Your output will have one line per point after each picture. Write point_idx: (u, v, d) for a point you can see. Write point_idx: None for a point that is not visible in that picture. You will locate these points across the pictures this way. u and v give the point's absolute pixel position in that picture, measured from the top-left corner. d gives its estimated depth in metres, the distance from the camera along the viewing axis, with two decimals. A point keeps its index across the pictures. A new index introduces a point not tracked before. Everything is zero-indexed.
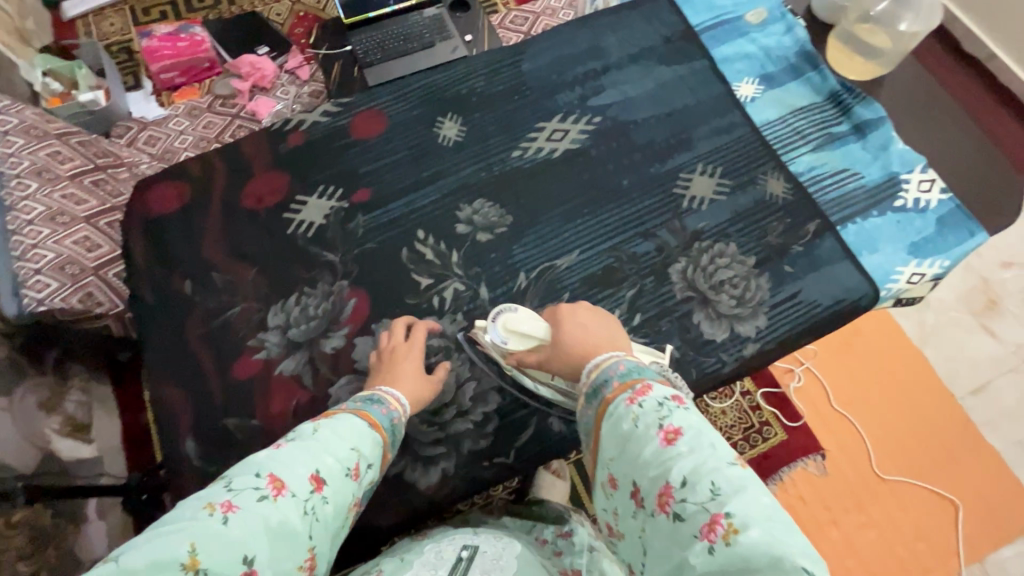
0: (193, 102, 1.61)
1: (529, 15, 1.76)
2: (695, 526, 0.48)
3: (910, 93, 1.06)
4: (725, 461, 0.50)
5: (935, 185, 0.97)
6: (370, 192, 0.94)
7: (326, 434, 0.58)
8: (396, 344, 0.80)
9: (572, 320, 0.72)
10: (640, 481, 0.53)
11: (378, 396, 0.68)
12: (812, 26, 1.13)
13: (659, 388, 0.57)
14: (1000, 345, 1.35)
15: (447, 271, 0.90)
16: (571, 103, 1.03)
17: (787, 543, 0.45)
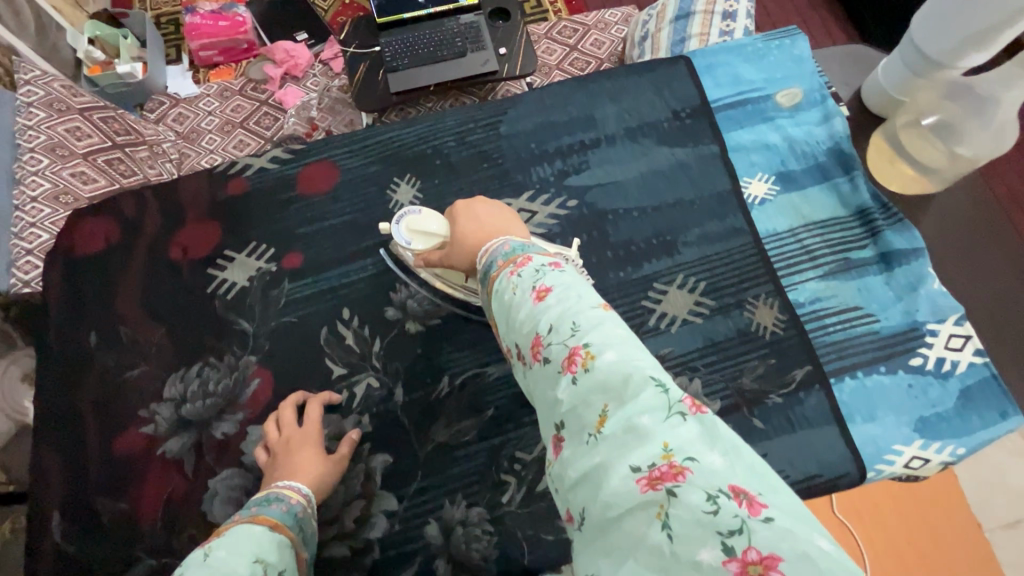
0: (227, 83, 1.54)
1: (579, 28, 1.59)
2: (559, 363, 0.45)
3: (954, 223, 0.87)
4: (587, 304, 0.47)
5: (967, 345, 0.79)
6: (302, 257, 0.86)
7: (220, 553, 0.49)
8: (290, 433, 0.73)
9: (466, 215, 0.68)
10: (519, 341, 0.50)
11: (274, 495, 0.63)
12: (855, 118, 0.95)
13: (538, 258, 0.54)
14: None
15: (364, 362, 0.80)
16: (547, 179, 0.91)
17: (641, 362, 0.42)
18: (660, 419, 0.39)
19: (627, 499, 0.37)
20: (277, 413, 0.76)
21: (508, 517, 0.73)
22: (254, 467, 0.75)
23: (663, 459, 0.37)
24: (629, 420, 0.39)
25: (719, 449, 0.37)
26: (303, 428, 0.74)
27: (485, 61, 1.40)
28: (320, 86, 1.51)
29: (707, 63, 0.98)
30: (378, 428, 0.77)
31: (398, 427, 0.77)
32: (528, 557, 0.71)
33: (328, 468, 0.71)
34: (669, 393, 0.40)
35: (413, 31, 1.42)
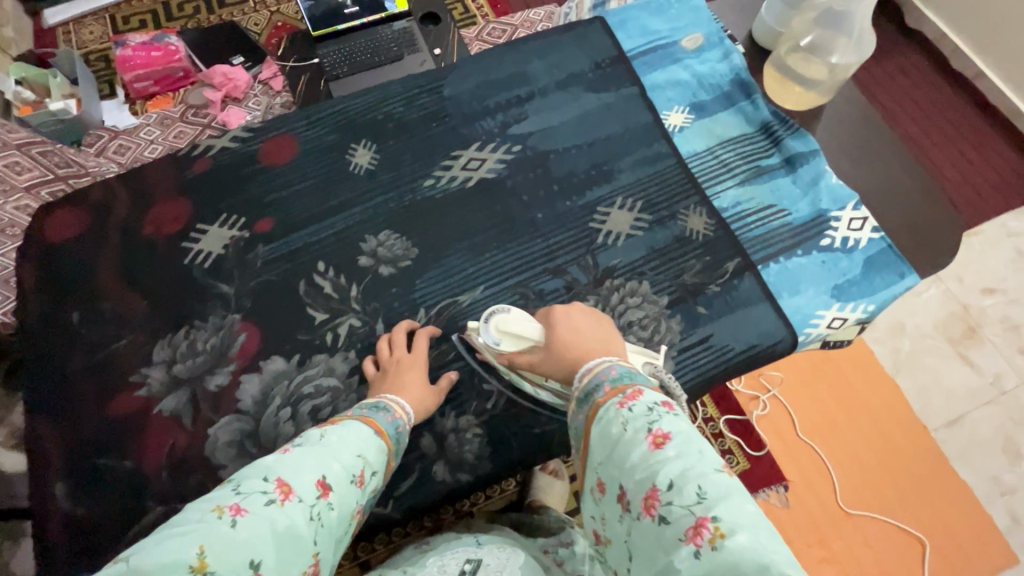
0: (165, 112, 1.61)
1: (507, 29, 1.73)
2: (682, 530, 0.47)
3: (842, 130, 1.02)
4: (712, 467, 0.50)
5: (866, 224, 0.93)
6: (273, 221, 0.92)
7: (334, 438, 0.57)
8: (400, 356, 0.79)
9: (566, 323, 0.72)
10: (627, 484, 0.53)
11: (384, 404, 0.68)
12: (751, 53, 1.10)
13: (651, 395, 0.57)
14: (976, 375, 1.36)
15: (344, 306, 0.86)
16: (492, 131, 1.00)
17: (774, 552, 0.44)
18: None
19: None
20: (390, 334, 0.83)
21: (495, 420, 0.80)
22: (251, 411, 0.79)
23: None
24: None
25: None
26: (411, 354, 0.80)
27: (421, 62, 1.52)
28: (261, 105, 1.61)
29: (620, 20, 1.11)
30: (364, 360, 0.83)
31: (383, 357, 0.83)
32: (518, 449, 0.79)
33: (428, 398, 0.76)
34: None
35: (348, 41, 1.51)
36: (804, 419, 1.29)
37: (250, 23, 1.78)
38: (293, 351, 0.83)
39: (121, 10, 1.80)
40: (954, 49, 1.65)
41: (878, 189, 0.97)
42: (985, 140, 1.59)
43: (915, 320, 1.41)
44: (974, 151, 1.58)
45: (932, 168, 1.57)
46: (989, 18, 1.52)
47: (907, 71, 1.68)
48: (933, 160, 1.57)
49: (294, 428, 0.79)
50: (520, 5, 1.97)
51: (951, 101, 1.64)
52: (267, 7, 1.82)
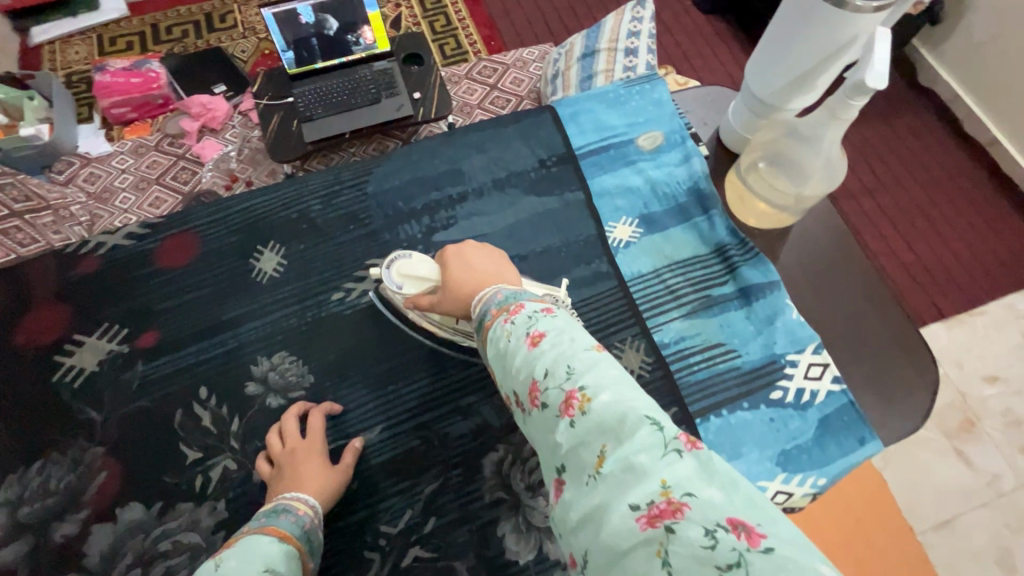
0: (141, 139, 1.48)
1: (499, 67, 1.63)
2: (556, 407, 0.44)
3: (809, 255, 0.90)
4: (581, 347, 0.47)
5: (825, 372, 0.81)
6: (156, 335, 0.83)
7: (232, 562, 0.49)
8: (295, 445, 0.73)
9: (458, 261, 0.67)
10: (516, 388, 0.49)
11: (282, 506, 0.63)
12: (715, 156, 0.99)
13: (531, 305, 0.54)
14: (973, 474, 1.22)
15: (221, 444, 0.77)
16: (415, 237, 0.91)
17: (637, 403, 0.42)
18: (657, 457, 0.38)
19: (627, 540, 0.36)
20: (281, 422, 0.76)
21: None
22: (97, 571, 0.70)
23: (661, 496, 0.36)
24: (626, 459, 0.38)
25: (718, 484, 0.37)
26: (306, 439, 0.74)
27: (399, 107, 1.37)
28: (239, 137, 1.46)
29: (572, 111, 1.01)
30: (233, 512, 0.73)
31: (255, 507, 0.74)
32: None
33: (334, 479, 0.71)
34: (667, 431, 0.40)
35: (322, 81, 1.35)
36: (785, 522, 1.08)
37: (237, 50, 1.69)
38: (155, 497, 0.74)
39: (110, 30, 1.69)
40: (968, 112, 1.52)
41: (845, 326, 0.86)
42: (999, 214, 1.45)
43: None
44: (986, 225, 1.44)
45: (938, 243, 1.43)
46: (1009, 81, 1.40)
47: (917, 135, 1.54)
48: (940, 238, 1.44)
49: None
50: (513, 44, 1.87)
51: (965, 168, 1.50)
52: (257, 33, 1.73)
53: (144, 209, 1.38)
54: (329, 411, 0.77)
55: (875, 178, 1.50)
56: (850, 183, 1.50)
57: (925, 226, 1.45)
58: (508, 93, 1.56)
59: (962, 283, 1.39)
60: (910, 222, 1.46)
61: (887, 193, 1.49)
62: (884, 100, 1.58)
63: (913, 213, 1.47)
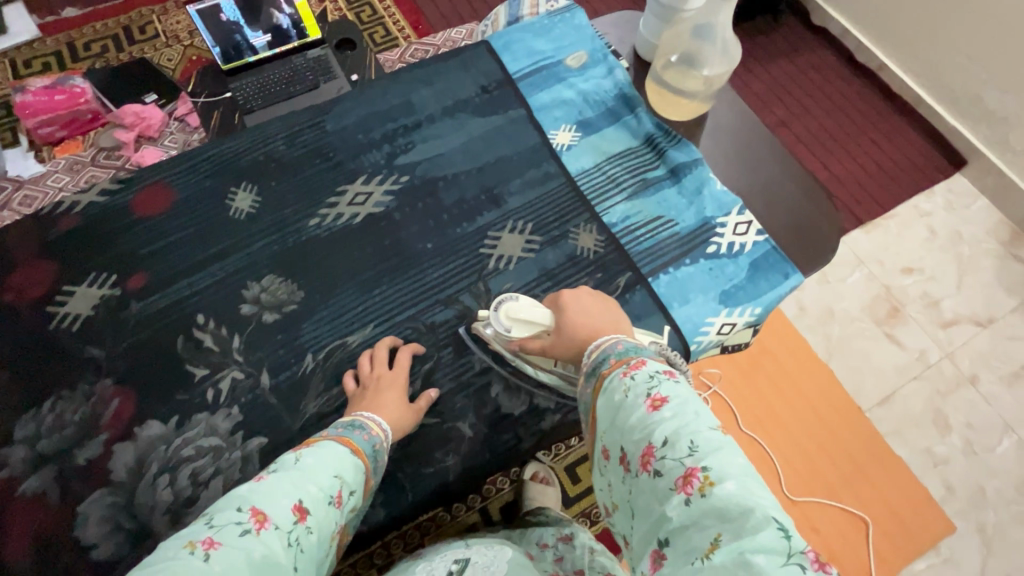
0: (75, 156, 1.44)
1: (429, 48, 1.71)
2: (673, 480, 0.51)
3: (725, 137, 1.04)
4: (706, 426, 0.53)
5: (750, 227, 0.95)
6: (147, 275, 0.88)
7: (308, 463, 0.59)
8: (381, 373, 0.79)
9: (576, 307, 0.72)
10: (626, 446, 0.56)
11: (360, 422, 0.69)
12: (635, 68, 1.12)
13: (653, 364, 0.60)
14: (904, 352, 1.41)
15: (226, 358, 0.83)
16: (378, 163, 0.99)
17: (760, 499, 0.48)
18: (777, 562, 0.44)
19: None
20: (372, 350, 0.83)
21: (389, 463, 0.78)
22: (125, 483, 0.75)
23: None
24: (742, 555, 0.45)
25: None
26: (392, 371, 0.80)
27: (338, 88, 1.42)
28: (178, 142, 1.44)
29: (504, 43, 1.12)
30: (248, 415, 0.79)
31: (269, 410, 0.80)
32: (412, 492, 0.77)
33: (408, 417, 0.76)
34: (789, 537, 0.46)
35: (260, 73, 1.42)
36: (745, 412, 1.32)
37: (162, 59, 1.70)
38: (171, 413, 0.79)
39: (22, 53, 1.67)
40: (857, 43, 1.72)
41: (763, 193, 1.00)
42: (892, 119, 1.66)
43: (842, 304, 1.46)
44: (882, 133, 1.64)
45: (844, 148, 1.63)
46: (885, 11, 1.60)
47: (814, 58, 1.75)
48: (843, 145, 1.64)
49: (173, 495, 0.75)
50: (442, 24, 1.97)
51: (859, 88, 1.71)
52: (181, 41, 1.73)
53: None
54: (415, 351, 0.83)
55: (786, 109, 1.68)
56: (766, 116, 1.67)
57: (832, 137, 1.65)
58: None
59: (868, 180, 1.59)
60: (819, 135, 1.65)
61: (797, 114, 1.67)
62: (784, 40, 1.77)
63: (820, 127, 1.66)
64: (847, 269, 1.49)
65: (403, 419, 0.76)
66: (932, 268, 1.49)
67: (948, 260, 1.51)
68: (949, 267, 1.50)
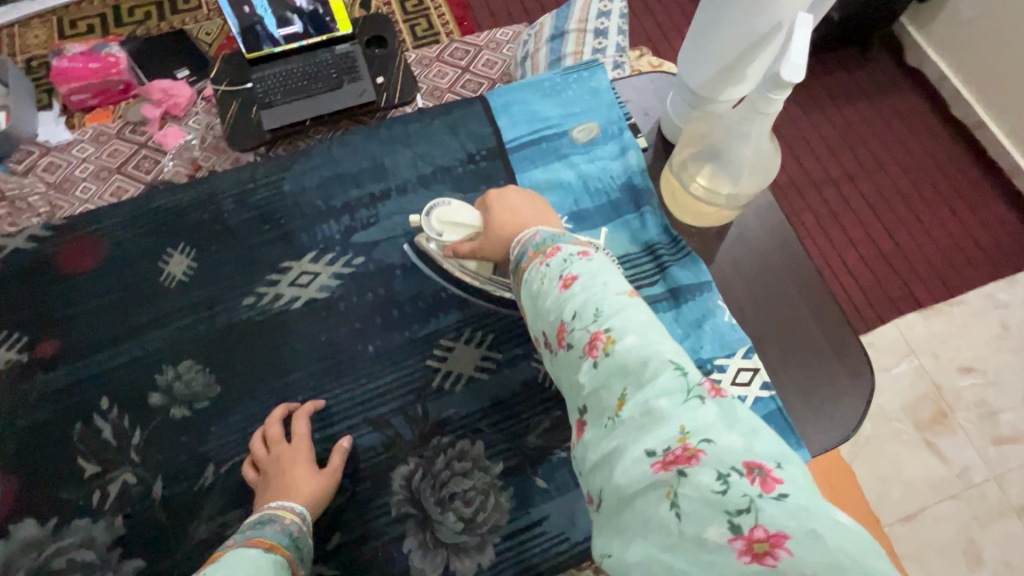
0: (102, 126, 1.31)
1: (470, 49, 1.43)
2: (581, 348, 0.45)
3: (747, 254, 0.85)
4: (613, 292, 0.47)
5: (755, 377, 0.79)
6: (57, 344, 0.79)
7: (219, 573, 0.47)
8: (281, 448, 0.71)
9: (503, 207, 0.66)
10: (545, 328, 0.50)
11: (266, 517, 0.61)
12: (655, 149, 0.93)
13: (568, 247, 0.53)
14: (946, 467, 1.17)
15: (119, 457, 0.74)
16: (333, 237, 0.86)
17: (662, 347, 0.42)
18: (678, 402, 0.39)
19: (638, 480, 0.37)
20: (264, 428, 0.74)
21: None
22: None
23: (677, 442, 0.37)
24: (645, 403, 0.39)
25: (738, 431, 0.37)
26: (293, 443, 0.72)
27: (362, 92, 1.19)
28: (201, 125, 1.28)
29: (504, 101, 0.96)
30: (130, 529, 0.71)
31: (152, 526, 0.71)
32: None
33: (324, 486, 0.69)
34: (690, 376, 0.40)
35: (282, 66, 1.18)
36: None
37: (200, 32, 1.51)
38: (50, 514, 0.71)
39: (70, 12, 1.54)
40: (957, 97, 1.44)
41: (780, 331, 0.82)
42: (981, 197, 1.39)
43: (880, 399, 1.22)
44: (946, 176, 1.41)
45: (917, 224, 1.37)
46: (994, 52, 1.32)
47: (904, 115, 1.47)
48: (918, 221, 1.38)
49: None
50: (489, 23, 1.75)
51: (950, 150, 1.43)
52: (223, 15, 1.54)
53: (104, 200, 1.22)
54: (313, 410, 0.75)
55: (856, 160, 1.43)
56: (830, 168, 1.43)
57: (904, 209, 1.39)
58: (478, 78, 1.37)
59: (942, 269, 1.33)
60: (889, 205, 1.39)
61: (867, 176, 1.42)
62: (870, 81, 1.50)
63: (889, 193, 1.40)
64: (894, 358, 1.25)
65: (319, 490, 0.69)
66: (997, 371, 1.23)
67: (1018, 363, 1.25)
68: (1018, 372, 1.24)
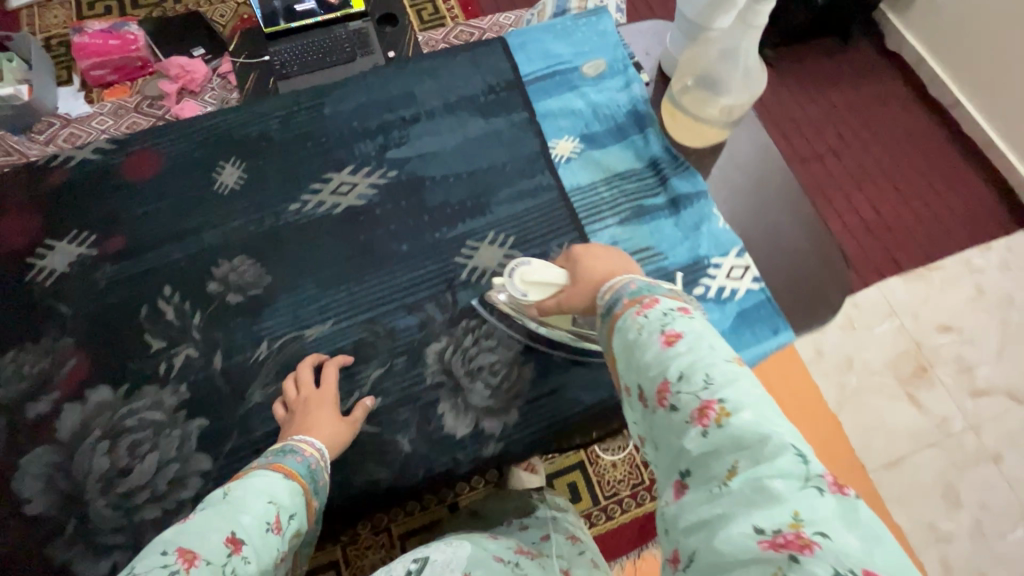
0: (121, 100, 1.31)
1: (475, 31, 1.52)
2: (687, 413, 0.41)
3: (738, 170, 0.96)
4: (723, 357, 0.43)
5: (747, 272, 0.88)
6: (124, 239, 0.88)
7: (238, 493, 0.51)
8: (309, 392, 0.75)
9: (587, 255, 0.65)
10: (637, 381, 0.46)
11: (291, 446, 0.63)
12: (655, 83, 1.04)
13: (668, 300, 0.48)
14: (923, 416, 1.25)
15: (183, 335, 0.83)
16: (369, 154, 0.96)
17: (782, 429, 0.38)
18: (795, 487, 0.36)
19: (739, 556, 0.35)
20: (297, 372, 0.79)
21: None
22: (68, 443, 0.76)
23: (789, 526, 0.34)
24: (759, 481, 0.36)
25: (858, 534, 0.34)
26: (320, 389, 0.76)
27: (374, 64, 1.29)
28: (217, 100, 1.29)
29: (521, 41, 1.07)
30: (195, 394, 0.80)
31: (214, 392, 0.80)
32: (339, 498, 0.75)
33: (342, 430, 0.72)
34: (811, 466, 0.37)
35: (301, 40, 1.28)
36: None
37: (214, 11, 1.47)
38: (122, 381, 0.80)
39: None
40: None
41: (769, 239, 0.92)
42: (956, 173, 1.47)
43: (866, 354, 1.29)
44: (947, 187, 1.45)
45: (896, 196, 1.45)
46: (974, 37, 1.40)
47: (884, 98, 1.55)
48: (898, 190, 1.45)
49: (109, 463, 0.75)
50: None
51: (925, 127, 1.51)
52: None
53: None
54: (342, 365, 0.80)
55: (839, 138, 1.51)
56: (815, 144, 1.50)
57: (886, 184, 1.46)
58: None
59: (924, 242, 1.40)
60: (872, 180, 1.46)
61: (851, 152, 1.50)
62: (852, 66, 1.58)
63: (874, 168, 1.48)
64: (876, 318, 1.33)
65: (337, 431, 0.72)
66: (973, 330, 1.31)
67: (994, 323, 1.33)
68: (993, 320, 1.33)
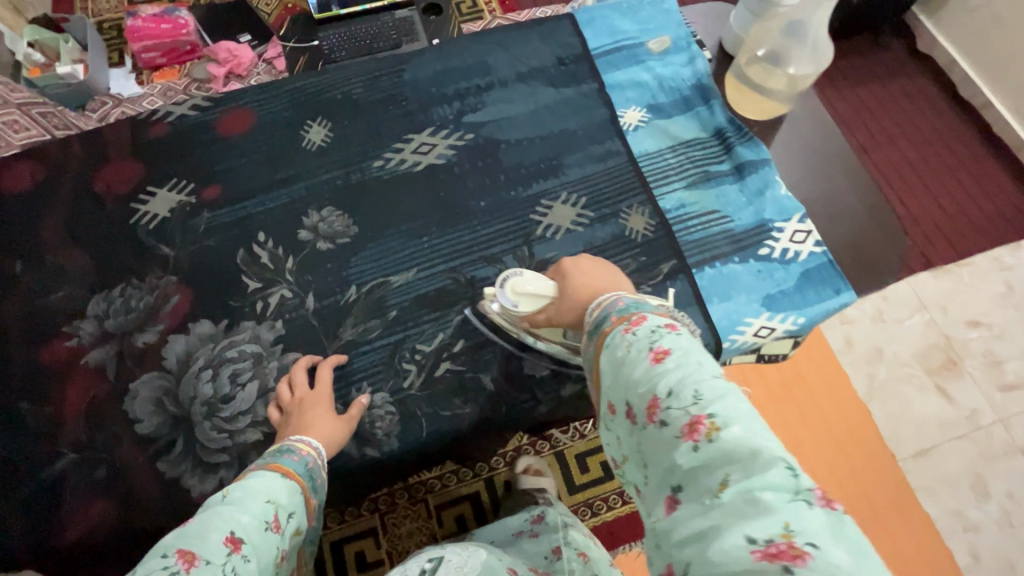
0: (169, 83, 1.30)
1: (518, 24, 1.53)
2: (677, 428, 0.42)
3: (796, 138, 1.01)
4: (711, 372, 0.44)
5: (809, 237, 0.92)
6: (219, 189, 0.94)
7: (237, 493, 0.51)
8: (304, 394, 0.76)
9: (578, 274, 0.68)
10: (628, 399, 0.47)
11: (287, 446, 0.63)
12: (717, 60, 1.09)
13: (654, 317, 0.50)
14: (953, 408, 1.24)
15: (277, 276, 0.88)
16: (446, 117, 1.01)
17: (771, 443, 0.39)
18: (785, 499, 0.36)
19: (736, 567, 0.35)
20: (290, 374, 0.80)
21: (409, 398, 0.81)
22: (174, 369, 0.82)
23: (781, 536, 0.34)
24: (750, 492, 0.37)
25: (847, 545, 0.34)
26: (315, 389, 0.77)
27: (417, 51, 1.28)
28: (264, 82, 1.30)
29: (588, 17, 1.12)
30: (291, 329, 0.85)
31: (308, 329, 0.85)
32: (427, 429, 0.80)
33: (341, 426, 0.74)
34: (801, 478, 0.37)
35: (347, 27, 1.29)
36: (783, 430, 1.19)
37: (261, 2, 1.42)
38: (223, 315, 0.85)
39: None
40: None
41: (824, 204, 0.97)
42: (984, 169, 1.47)
43: (896, 347, 1.28)
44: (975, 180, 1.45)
45: (925, 189, 1.45)
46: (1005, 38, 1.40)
47: (911, 95, 1.55)
48: (927, 181, 1.46)
49: (212, 390, 0.80)
50: None
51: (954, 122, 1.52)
52: None
53: None
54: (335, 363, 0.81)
55: (868, 133, 1.51)
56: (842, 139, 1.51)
57: (914, 178, 1.46)
58: None
59: (951, 235, 1.40)
60: (900, 175, 1.47)
61: (880, 147, 1.50)
62: (883, 65, 1.58)
63: (902, 163, 1.48)
64: (905, 312, 1.32)
65: (335, 430, 0.73)
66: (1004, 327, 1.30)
67: None
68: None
